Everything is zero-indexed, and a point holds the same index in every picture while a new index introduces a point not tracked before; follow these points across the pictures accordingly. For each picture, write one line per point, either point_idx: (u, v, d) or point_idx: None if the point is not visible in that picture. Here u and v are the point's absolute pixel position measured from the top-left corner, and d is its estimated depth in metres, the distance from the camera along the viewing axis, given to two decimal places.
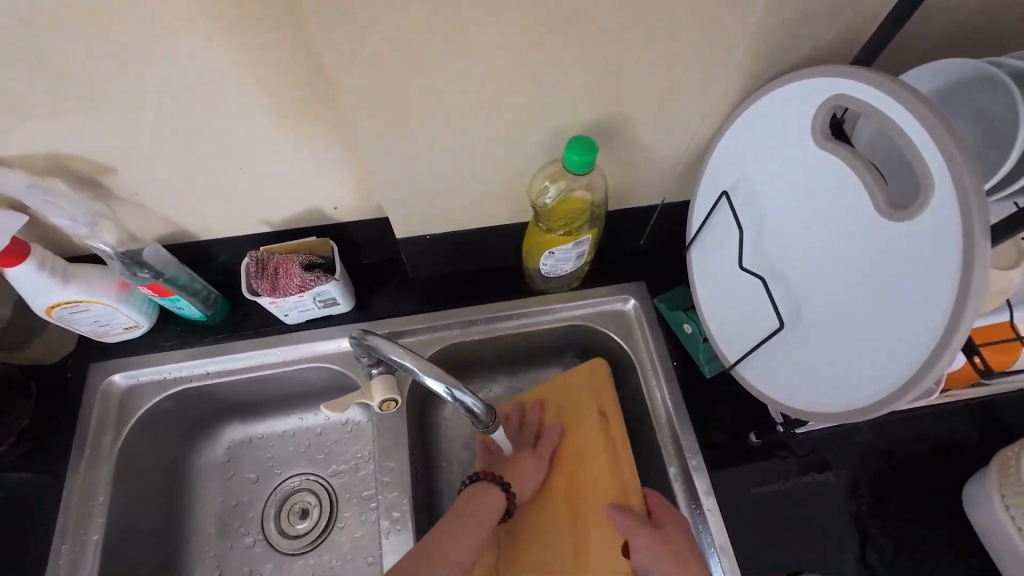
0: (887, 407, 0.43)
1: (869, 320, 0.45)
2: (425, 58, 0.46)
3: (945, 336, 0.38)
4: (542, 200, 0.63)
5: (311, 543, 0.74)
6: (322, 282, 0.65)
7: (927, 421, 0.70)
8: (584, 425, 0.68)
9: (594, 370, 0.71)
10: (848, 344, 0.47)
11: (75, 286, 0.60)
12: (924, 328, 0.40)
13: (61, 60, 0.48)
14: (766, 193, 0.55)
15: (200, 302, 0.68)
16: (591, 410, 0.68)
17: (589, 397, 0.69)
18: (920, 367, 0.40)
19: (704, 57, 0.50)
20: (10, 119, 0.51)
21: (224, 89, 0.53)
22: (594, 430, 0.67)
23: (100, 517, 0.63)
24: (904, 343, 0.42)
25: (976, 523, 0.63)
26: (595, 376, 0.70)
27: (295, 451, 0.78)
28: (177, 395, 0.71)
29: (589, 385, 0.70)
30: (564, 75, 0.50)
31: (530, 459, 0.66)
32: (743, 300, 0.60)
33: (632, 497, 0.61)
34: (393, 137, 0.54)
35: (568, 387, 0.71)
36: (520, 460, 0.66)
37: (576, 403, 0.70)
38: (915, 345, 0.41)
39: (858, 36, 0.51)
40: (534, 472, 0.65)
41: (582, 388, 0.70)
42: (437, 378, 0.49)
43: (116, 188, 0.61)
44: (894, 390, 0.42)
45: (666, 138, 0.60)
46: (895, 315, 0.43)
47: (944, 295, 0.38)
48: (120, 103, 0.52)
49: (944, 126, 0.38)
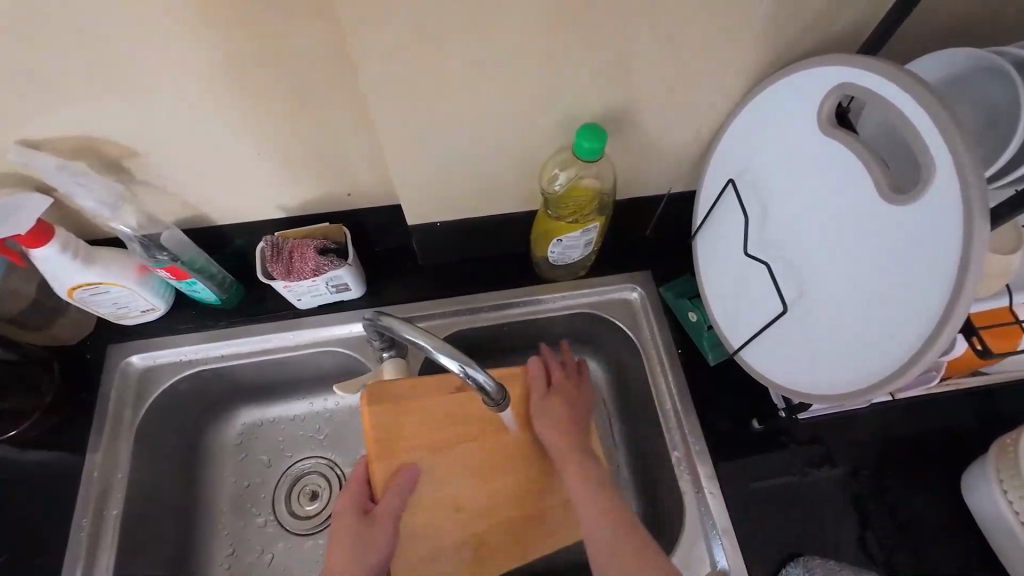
0: (886, 387, 0.44)
1: (868, 304, 0.46)
2: (441, 43, 0.47)
3: (942, 319, 0.39)
4: (552, 187, 0.64)
5: (321, 524, 0.76)
6: (335, 266, 0.66)
7: (930, 410, 0.70)
8: (439, 477, 0.59)
9: (376, 390, 0.58)
10: (851, 327, 0.48)
11: (97, 268, 0.62)
12: (923, 310, 0.41)
13: (93, 44, 0.49)
14: (770, 179, 0.56)
15: (216, 286, 0.70)
16: (434, 456, 0.58)
17: (429, 397, 0.59)
18: (920, 345, 0.41)
19: (717, 45, 0.51)
20: (41, 101, 0.53)
21: (247, 73, 0.54)
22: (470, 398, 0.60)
23: (119, 492, 0.65)
24: (907, 325, 0.42)
25: (974, 508, 0.65)
26: (385, 435, 0.58)
27: (306, 434, 0.80)
28: (193, 376, 0.73)
29: (435, 402, 0.59)
30: (579, 64, 0.51)
31: (367, 528, 0.55)
32: (748, 285, 0.61)
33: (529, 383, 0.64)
34: (409, 122, 0.55)
35: (390, 434, 0.58)
36: (351, 546, 0.54)
37: (429, 460, 0.58)
38: (916, 328, 0.42)
39: (865, 25, 0.52)
40: (383, 532, 0.55)
41: (392, 457, 0.57)
42: (451, 355, 0.48)
43: (140, 171, 0.62)
44: (894, 369, 0.43)
45: (675, 127, 0.61)
46: (898, 294, 0.43)
47: (942, 280, 0.39)
48: (148, 87, 0.53)
49: (946, 112, 0.39)
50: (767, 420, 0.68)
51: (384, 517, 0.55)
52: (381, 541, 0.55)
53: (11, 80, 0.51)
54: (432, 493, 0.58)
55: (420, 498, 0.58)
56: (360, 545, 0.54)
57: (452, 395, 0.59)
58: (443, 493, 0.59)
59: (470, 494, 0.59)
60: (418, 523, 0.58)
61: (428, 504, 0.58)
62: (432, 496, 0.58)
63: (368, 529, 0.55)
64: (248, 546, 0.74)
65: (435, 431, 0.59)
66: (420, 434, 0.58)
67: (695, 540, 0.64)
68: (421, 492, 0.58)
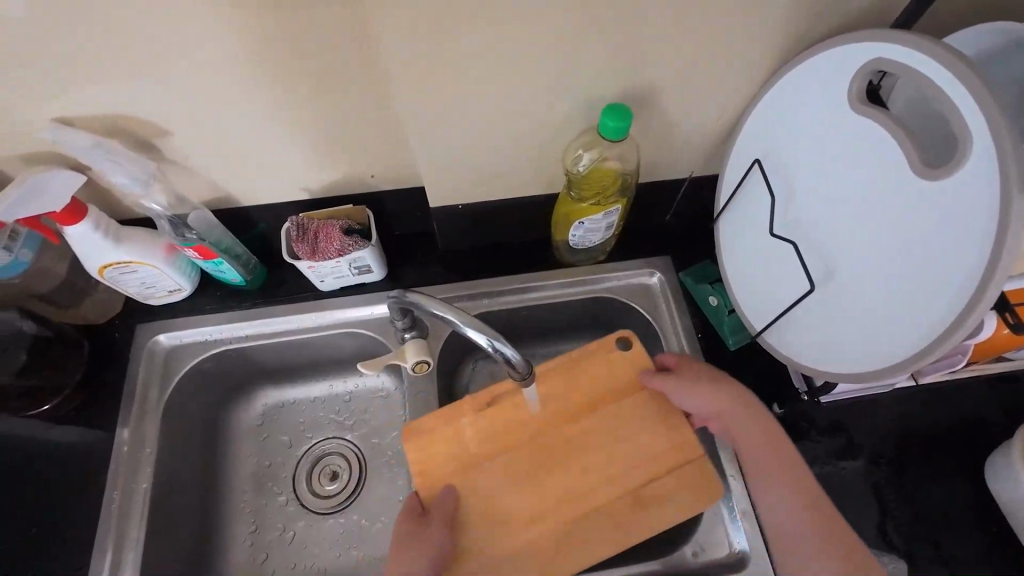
0: (923, 360, 0.43)
1: (905, 277, 0.45)
2: (471, 22, 0.47)
3: (980, 289, 0.39)
4: (575, 167, 0.64)
5: (340, 504, 0.76)
6: (360, 247, 0.67)
7: (952, 398, 0.70)
8: (491, 485, 0.59)
9: (413, 431, 0.61)
10: (885, 304, 0.47)
11: (127, 248, 0.63)
12: (959, 284, 0.41)
13: (124, 21, 0.49)
14: (797, 158, 0.56)
15: (241, 267, 0.71)
16: (478, 466, 0.60)
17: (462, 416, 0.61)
18: (959, 315, 0.41)
19: (745, 23, 0.51)
20: (75, 79, 0.54)
21: (277, 50, 0.54)
22: (498, 414, 0.61)
23: (148, 467, 0.67)
24: (942, 298, 0.42)
25: (998, 494, 0.64)
26: (422, 460, 0.60)
27: (327, 416, 0.81)
28: (218, 355, 0.74)
29: (469, 422, 0.61)
30: (604, 43, 0.51)
31: (428, 534, 0.55)
32: (773, 266, 0.60)
33: (525, 431, 0.61)
34: (436, 101, 0.55)
35: (430, 455, 0.60)
36: (413, 548, 0.54)
37: (473, 475, 0.59)
38: (952, 299, 0.41)
39: (895, 3, 0.52)
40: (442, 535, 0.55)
41: (430, 477, 0.59)
42: (478, 330, 0.49)
43: (168, 151, 0.63)
44: (932, 342, 0.43)
45: (701, 108, 0.60)
46: (935, 269, 0.43)
47: (981, 252, 0.39)
48: (175, 65, 0.53)
49: (983, 82, 0.39)
50: (787, 404, 0.68)
51: (438, 520, 0.56)
52: (436, 541, 0.55)
53: (26, 62, 0.51)
54: (491, 503, 0.58)
55: (471, 510, 0.58)
56: (423, 547, 0.54)
57: (483, 411, 0.61)
58: (503, 496, 0.58)
59: (531, 490, 0.59)
60: (475, 540, 0.57)
61: (483, 514, 0.58)
62: (489, 506, 0.58)
63: (425, 532, 0.55)
64: (269, 524, 0.74)
65: (478, 441, 0.61)
66: (465, 448, 0.60)
67: (716, 521, 0.64)
68: (470, 503, 0.58)
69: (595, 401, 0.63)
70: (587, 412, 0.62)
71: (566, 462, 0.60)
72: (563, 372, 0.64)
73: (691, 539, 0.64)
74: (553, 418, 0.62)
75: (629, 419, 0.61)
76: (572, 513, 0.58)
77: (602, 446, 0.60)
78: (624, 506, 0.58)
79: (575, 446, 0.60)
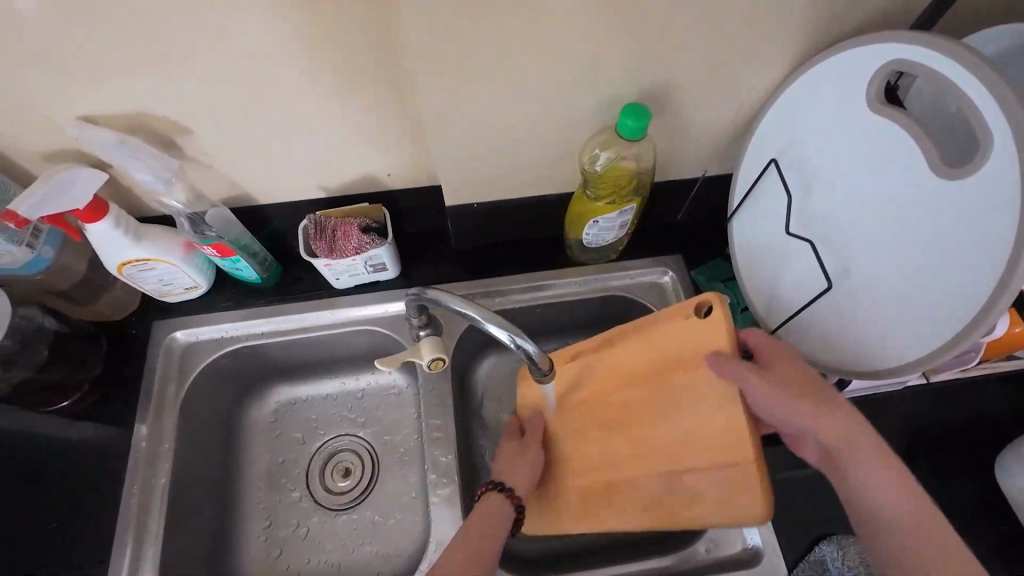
0: (946, 353, 0.45)
1: (926, 273, 0.47)
2: (496, 23, 0.48)
3: (1002, 282, 0.40)
4: (593, 166, 0.64)
5: (353, 500, 0.77)
6: (376, 245, 0.68)
7: (963, 396, 0.71)
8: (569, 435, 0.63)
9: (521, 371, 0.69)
10: (906, 300, 0.48)
11: (146, 245, 0.63)
12: (982, 278, 0.42)
13: (153, 21, 0.50)
14: (812, 158, 0.57)
15: (258, 264, 0.72)
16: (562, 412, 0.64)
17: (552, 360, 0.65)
18: (982, 309, 0.42)
19: (764, 24, 0.51)
20: (102, 79, 0.54)
21: (301, 50, 0.54)
22: (582, 366, 0.63)
23: (167, 462, 0.67)
24: (963, 292, 0.44)
25: (1007, 490, 0.65)
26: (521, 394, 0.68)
27: (339, 413, 0.81)
28: (233, 352, 0.74)
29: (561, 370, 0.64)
30: (626, 44, 0.52)
31: (520, 457, 0.62)
32: (789, 265, 0.60)
33: (603, 386, 0.61)
34: (458, 101, 0.55)
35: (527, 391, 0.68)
36: (507, 462, 0.61)
37: (557, 419, 0.64)
38: (975, 293, 0.43)
39: (913, 5, 0.52)
40: (532, 461, 0.61)
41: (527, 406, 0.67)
42: (502, 327, 0.51)
43: (188, 150, 0.64)
44: (956, 334, 0.44)
45: (716, 108, 0.61)
46: (957, 263, 0.44)
47: (1003, 246, 0.41)
48: (201, 65, 0.54)
49: (1003, 84, 0.41)
50: None
51: (533, 443, 0.63)
52: (530, 463, 0.61)
53: (56, 61, 0.52)
54: (568, 451, 0.62)
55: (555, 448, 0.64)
56: (515, 465, 0.61)
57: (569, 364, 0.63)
58: (575, 447, 0.62)
59: (601, 448, 0.60)
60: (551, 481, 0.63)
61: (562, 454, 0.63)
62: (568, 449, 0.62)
63: (519, 454, 0.62)
64: (282, 520, 0.75)
65: (564, 390, 0.64)
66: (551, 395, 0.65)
67: None
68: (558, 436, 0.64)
69: (659, 367, 0.56)
70: (651, 379, 0.57)
71: (629, 429, 0.58)
72: (633, 334, 0.59)
73: (703, 536, 0.64)
74: (624, 378, 0.59)
75: (688, 401, 0.54)
76: (625, 480, 0.58)
77: (660, 417, 0.56)
78: (673, 488, 0.55)
79: (641, 410, 0.57)
